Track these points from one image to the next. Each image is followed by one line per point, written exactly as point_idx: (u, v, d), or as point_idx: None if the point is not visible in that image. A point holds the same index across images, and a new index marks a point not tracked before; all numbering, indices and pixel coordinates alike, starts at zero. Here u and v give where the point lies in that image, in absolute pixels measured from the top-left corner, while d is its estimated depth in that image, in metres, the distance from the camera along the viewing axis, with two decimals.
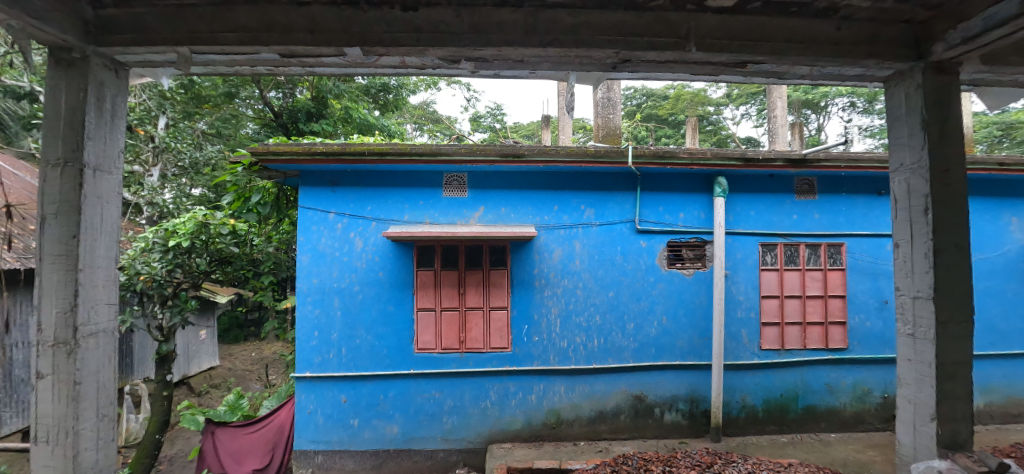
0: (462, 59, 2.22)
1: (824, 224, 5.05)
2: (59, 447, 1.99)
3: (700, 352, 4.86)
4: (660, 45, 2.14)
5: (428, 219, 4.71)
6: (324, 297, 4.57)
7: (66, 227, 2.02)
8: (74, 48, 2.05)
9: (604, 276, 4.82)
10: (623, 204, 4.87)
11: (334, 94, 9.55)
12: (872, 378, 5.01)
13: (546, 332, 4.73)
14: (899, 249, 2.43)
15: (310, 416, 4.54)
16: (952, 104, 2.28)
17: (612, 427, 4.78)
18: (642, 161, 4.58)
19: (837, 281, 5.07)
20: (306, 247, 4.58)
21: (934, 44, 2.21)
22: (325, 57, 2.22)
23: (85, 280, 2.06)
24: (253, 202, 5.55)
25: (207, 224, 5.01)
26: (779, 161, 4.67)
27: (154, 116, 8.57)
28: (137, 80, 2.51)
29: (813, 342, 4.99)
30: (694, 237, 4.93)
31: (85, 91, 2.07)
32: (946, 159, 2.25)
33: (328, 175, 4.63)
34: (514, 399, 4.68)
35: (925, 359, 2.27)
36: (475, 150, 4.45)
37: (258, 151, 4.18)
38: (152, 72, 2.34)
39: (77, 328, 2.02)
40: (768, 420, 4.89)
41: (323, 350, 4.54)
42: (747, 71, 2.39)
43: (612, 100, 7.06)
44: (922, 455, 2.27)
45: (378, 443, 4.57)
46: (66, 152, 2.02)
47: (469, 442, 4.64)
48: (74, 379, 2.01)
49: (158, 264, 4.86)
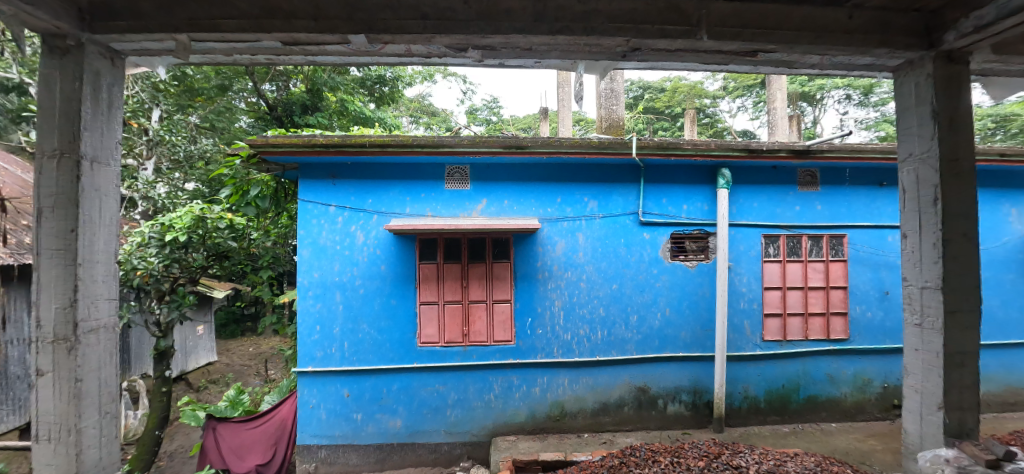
0: (469, 47, 2.18)
1: (826, 215, 5.04)
2: (62, 445, 1.96)
3: (703, 344, 4.87)
4: (671, 33, 2.10)
5: (429, 212, 4.67)
6: (325, 291, 4.52)
7: (63, 221, 1.97)
8: (69, 36, 2.00)
9: (608, 268, 4.81)
10: (626, 196, 4.86)
11: (330, 87, 9.46)
12: (872, 368, 5.05)
13: (550, 325, 4.72)
14: (906, 239, 2.42)
15: (313, 411, 4.51)
16: (962, 94, 2.26)
17: (615, 418, 4.79)
18: (646, 152, 4.56)
19: (839, 272, 5.09)
20: (307, 241, 4.52)
21: (945, 33, 2.19)
22: (328, 45, 2.16)
23: (84, 275, 2.02)
24: (252, 195, 5.24)
25: (203, 218, 4.96)
26: (784, 152, 4.64)
27: (147, 108, 8.24)
28: (130, 70, 2.47)
29: (814, 333, 5.01)
30: (697, 229, 4.92)
31: (80, 79, 2.02)
32: (955, 149, 2.24)
33: (328, 167, 4.56)
34: (517, 392, 4.68)
35: (933, 348, 2.27)
36: (478, 141, 4.38)
37: (258, 144, 4.10)
38: (148, 61, 2.31)
39: (77, 324, 1.99)
40: (769, 411, 4.91)
41: (325, 344, 4.51)
42: (757, 61, 2.36)
43: (614, 91, 6.97)
44: (929, 444, 2.28)
45: (381, 437, 4.56)
46: (63, 143, 1.97)
47: (473, 435, 4.64)
48: (75, 376, 1.98)
49: (155, 259, 4.85)
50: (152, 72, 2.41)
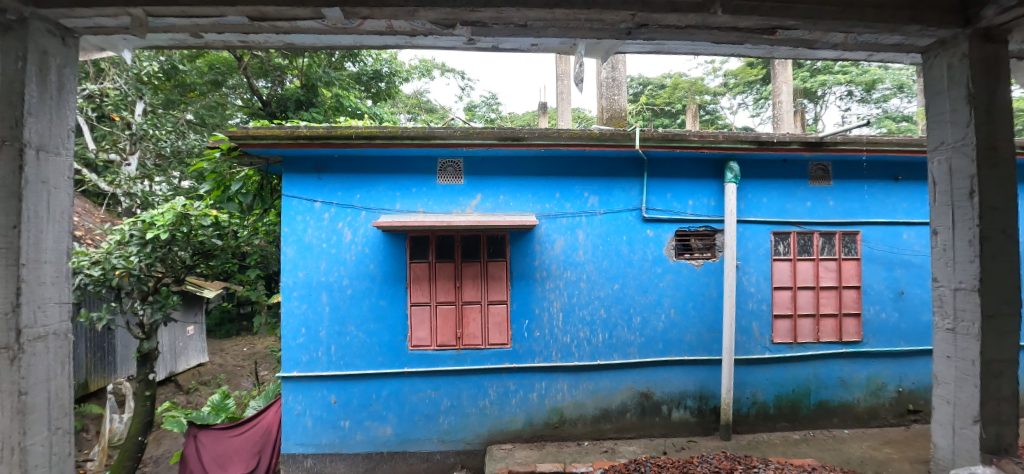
0: (457, 23, 1.96)
1: (839, 211, 4.83)
2: (3, 465, 1.74)
3: (709, 347, 4.67)
4: (682, 6, 1.89)
5: (421, 208, 4.45)
6: (311, 292, 4.32)
7: (5, 216, 1.76)
8: (9, 10, 1.76)
9: (609, 267, 4.60)
10: (629, 191, 4.64)
11: (324, 82, 9.27)
12: (886, 372, 4.85)
13: (548, 327, 4.52)
14: (937, 236, 2.22)
15: (298, 418, 4.30)
16: (1003, 75, 2.03)
17: (617, 425, 4.59)
18: (650, 145, 4.34)
19: (852, 271, 4.88)
20: (291, 239, 4.32)
21: (984, 8, 1.97)
22: (300, 20, 1.95)
23: (29, 276, 1.81)
24: (233, 191, 5.17)
25: (187, 215, 4.71)
26: (795, 144, 4.42)
27: (131, 101, 8.24)
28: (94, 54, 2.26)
29: (826, 335, 4.80)
30: (704, 226, 4.72)
31: (24, 59, 1.80)
32: (993, 137, 2.03)
33: (314, 161, 4.35)
34: (514, 398, 4.48)
35: (968, 356, 2.07)
36: (471, 133, 4.17)
37: (237, 135, 3.92)
38: (110, 44, 2.15)
39: (20, 330, 1.78)
40: (779, 417, 4.71)
41: (311, 348, 4.30)
42: (774, 40, 2.15)
43: (617, 81, 6.75)
44: (963, 460, 2.08)
45: (370, 446, 4.35)
46: (4, 129, 1.75)
47: (467, 443, 4.44)
48: (18, 389, 1.77)
49: (136, 257, 4.63)
50: (117, 56, 2.24)
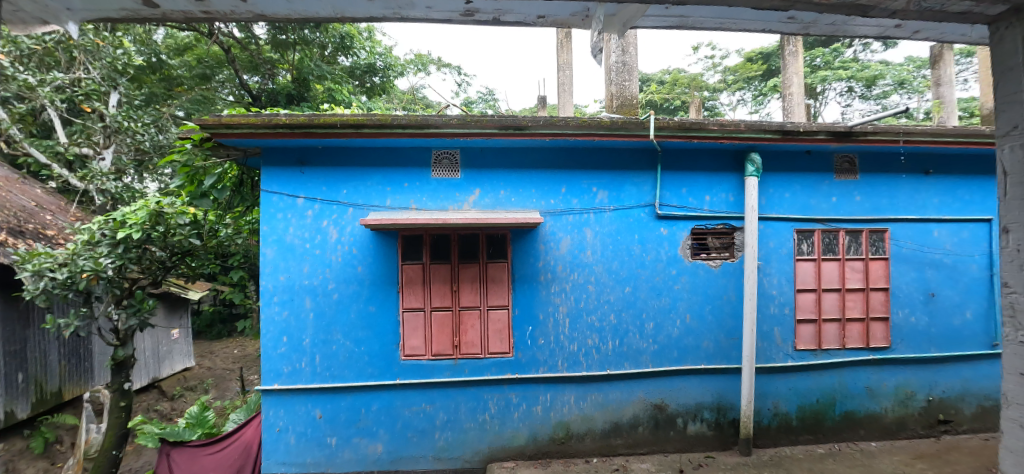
0: None
1: (866, 208, 4.55)
2: None
3: (726, 354, 4.38)
4: None
5: (414, 204, 4.13)
6: (293, 297, 3.99)
7: None
8: None
9: (620, 269, 4.30)
10: (641, 186, 4.33)
11: (316, 76, 8.84)
12: (916, 380, 4.58)
13: (553, 334, 4.21)
14: (1007, 235, 1.86)
15: (280, 435, 3.99)
16: None
17: (628, 440, 4.30)
18: (665, 134, 4.03)
19: (880, 272, 4.59)
20: (271, 239, 3.99)
21: None
22: None
23: None
24: (208, 186, 4.74)
25: (161, 213, 4.30)
26: (822, 134, 4.13)
27: (105, 91, 7.71)
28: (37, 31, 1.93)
29: (852, 341, 4.52)
30: (722, 223, 4.42)
31: None
32: None
33: (295, 153, 4.02)
34: (516, 412, 4.17)
35: None
36: (469, 120, 3.84)
37: (209, 124, 3.60)
38: (55, 15, 1.81)
39: None
40: (801, 429, 4.43)
41: (294, 358, 3.98)
42: (824, 5, 1.81)
43: (627, 66, 6.42)
44: None
45: (360, 464, 4.05)
46: None
47: (464, 461, 4.14)
48: None
49: (107, 259, 4.25)
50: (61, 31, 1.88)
